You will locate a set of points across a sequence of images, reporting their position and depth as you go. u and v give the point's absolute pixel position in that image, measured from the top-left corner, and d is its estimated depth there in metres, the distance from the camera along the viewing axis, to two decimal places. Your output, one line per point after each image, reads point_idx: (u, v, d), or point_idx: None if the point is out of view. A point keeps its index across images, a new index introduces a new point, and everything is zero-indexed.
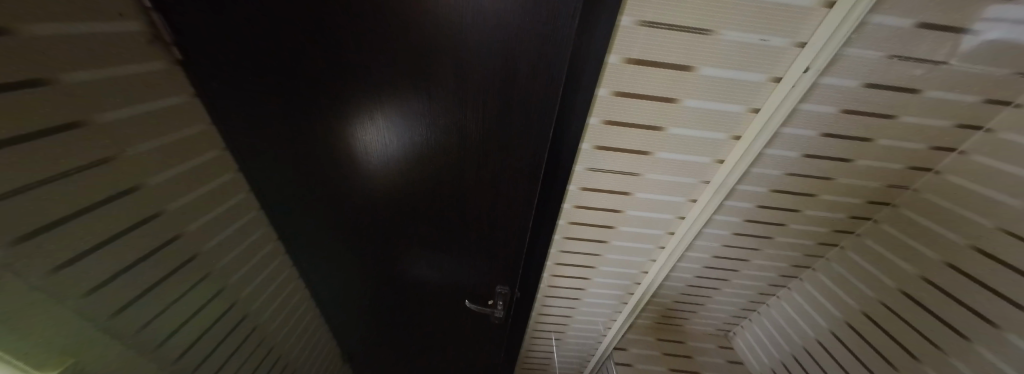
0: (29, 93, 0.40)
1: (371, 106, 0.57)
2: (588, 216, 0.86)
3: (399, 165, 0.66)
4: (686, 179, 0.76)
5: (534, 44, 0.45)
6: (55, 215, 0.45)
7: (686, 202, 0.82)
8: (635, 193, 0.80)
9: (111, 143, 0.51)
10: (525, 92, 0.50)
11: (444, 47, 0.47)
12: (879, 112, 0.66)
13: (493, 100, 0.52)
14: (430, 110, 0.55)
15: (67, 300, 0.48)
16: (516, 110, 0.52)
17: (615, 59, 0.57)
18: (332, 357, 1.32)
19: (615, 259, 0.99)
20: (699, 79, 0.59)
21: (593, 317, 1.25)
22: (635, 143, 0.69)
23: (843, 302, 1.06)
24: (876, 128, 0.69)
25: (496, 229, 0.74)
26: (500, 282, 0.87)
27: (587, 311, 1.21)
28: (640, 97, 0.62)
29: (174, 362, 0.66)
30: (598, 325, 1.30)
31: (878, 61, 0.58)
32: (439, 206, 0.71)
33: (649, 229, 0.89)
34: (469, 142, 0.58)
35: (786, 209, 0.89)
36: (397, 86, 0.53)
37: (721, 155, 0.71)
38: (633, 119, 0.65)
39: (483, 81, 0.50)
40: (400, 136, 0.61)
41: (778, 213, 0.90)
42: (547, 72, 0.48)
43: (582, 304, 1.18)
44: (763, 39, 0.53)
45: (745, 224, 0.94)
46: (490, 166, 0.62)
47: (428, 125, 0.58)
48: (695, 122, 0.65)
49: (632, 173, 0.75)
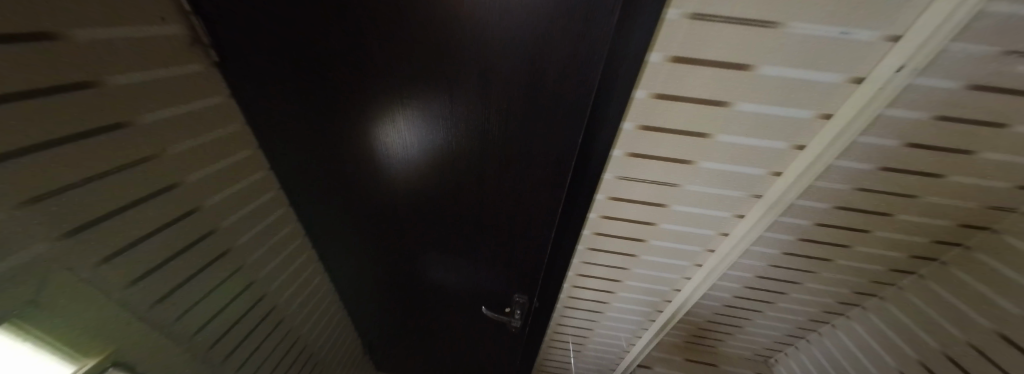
0: (78, 95, 0.42)
1: (395, 108, 0.55)
2: (615, 228, 0.80)
3: (421, 169, 0.64)
4: (733, 193, 0.69)
5: (567, 44, 0.41)
6: (104, 209, 0.47)
7: (732, 217, 0.74)
8: (672, 205, 0.73)
9: (154, 141, 0.53)
10: (554, 95, 0.46)
11: (468, 46, 0.44)
12: (987, 119, 0.55)
13: (519, 104, 0.48)
14: (454, 113, 0.53)
15: (112, 291, 0.50)
16: (544, 115, 0.49)
17: (657, 58, 0.51)
18: (355, 350, 1.36)
19: (645, 273, 0.92)
20: (759, 79, 0.52)
21: (615, 332, 1.19)
22: (675, 151, 0.63)
23: (919, 339, 0.91)
24: (979, 139, 0.58)
25: (517, 237, 0.72)
26: (518, 290, 0.84)
27: (609, 325, 1.16)
28: (683, 100, 0.56)
29: (208, 350, 0.69)
30: (620, 341, 1.23)
31: (993, 58, 0.47)
32: (460, 211, 0.69)
33: (685, 245, 0.82)
34: (493, 148, 0.56)
35: (849, 227, 0.78)
36: (420, 87, 0.51)
37: (777, 168, 0.63)
38: (673, 124, 0.59)
39: (509, 84, 0.47)
40: (422, 139, 0.59)
41: (840, 233, 0.80)
42: (580, 72, 0.44)
43: (605, 318, 1.12)
44: (845, 32, 0.45)
45: (800, 243, 0.84)
46: (513, 172, 0.59)
47: (450, 129, 0.55)
48: (749, 129, 0.58)
49: (670, 184, 0.69)
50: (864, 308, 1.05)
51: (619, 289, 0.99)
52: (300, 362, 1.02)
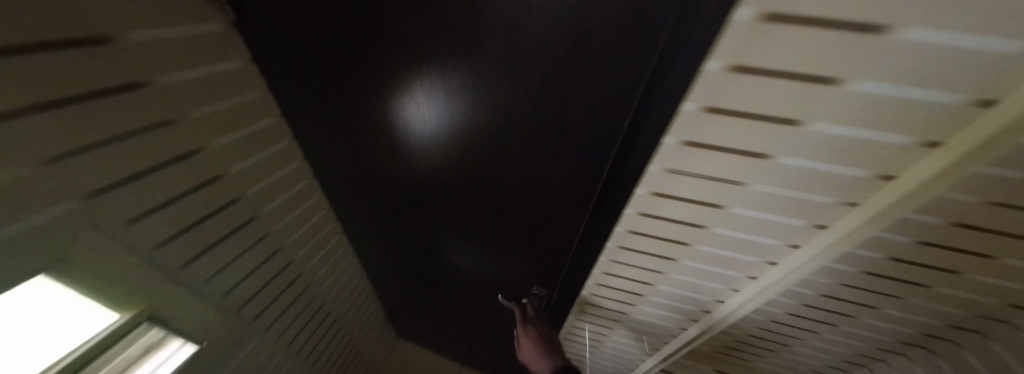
0: (115, 98, 0.39)
1: (417, 88, 0.52)
2: (640, 247, 0.68)
3: (444, 151, 0.62)
4: (766, 240, 0.55)
5: (610, 46, 0.38)
6: (142, 208, 0.46)
7: (763, 264, 0.59)
8: (712, 231, 0.58)
9: (200, 135, 0.51)
10: (593, 76, 0.41)
11: (500, 18, 0.39)
12: None
13: (550, 83, 0.44)
14: (479, 93, 0.49)
15: (159, 260, 0.50)
16: (577, 96, 0.44)
17: (746, 15, 0.30)
18: (379, 322, 1.45)
19: (659, 306, 0.81)
20: (847, 95, 0.34)
21: (620, 353, 1.11)
22: (721, 171, 0.47)
23: None
24: None
25: (540, 231, 0.72)
26: (535, 284, 0.87)
27: (614, 347, 1.08)
28: (749, 115, 0.39)
29: (254, 319, 0.74)
30: (625, 362, 1.16)
31: None
32: (483, 195, 0.68)
33: (703, 283, 0.69)
34: (520, 131, 0.52)
35: (934, 298, 0.56)
36: (448, 76, 0.49)
37: (823, 220, 0.48)
38: (729, 143, 0.44)
39: (543, 82, 0.44)
40: (446, 121, 0.56)
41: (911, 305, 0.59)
42: (629, 54, 0.38)
43: (609, 339, 1.05)
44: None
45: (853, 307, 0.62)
46: (540, 157, 0.55)
47: (477, 110, 0.52)
48: (830, 154, 0.40)
49: (717, 206, 0.53)
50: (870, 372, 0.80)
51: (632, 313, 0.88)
52: (333, 332, 1.09)
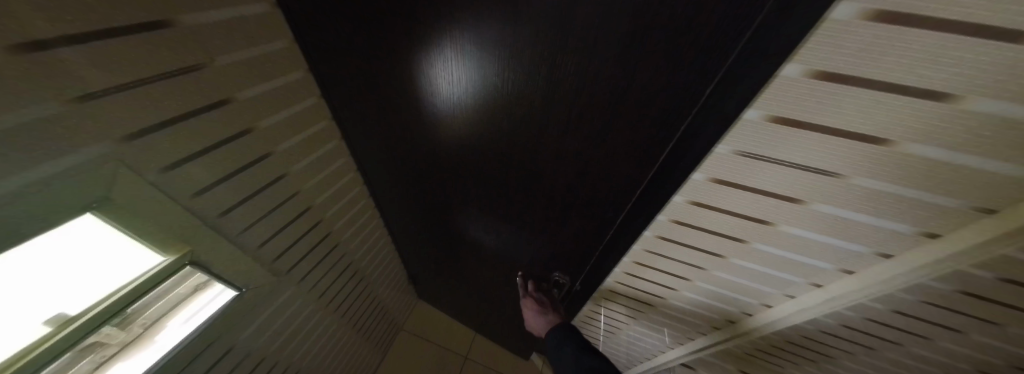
0: (125, 41, 0.35)
1: (460, 43, 0.47)
2: (683, 239, 0.64)
3: (483, 116, 0.58)
4: (849, 246, 0.49)
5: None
6: (176, 155, 0.44)
7: (836, 272, 0.54)
8: (781, 229, 0.52)
9: (226, 84, 0.48)
10: (678, 18, 0.35)
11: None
12: None
13: (620, 32, 0.38)
14: (525, 45, 0.44)
15: (190, 206, 0.49)
16: (649, 46, 0.39)
17: None
18: (402, 283, 1.52)
19: (695, 300, 0.77)
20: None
21: (640, 341, 1.10)
22: (815, 157, 0.42)
23: None
24: None
25: (573, 213, 0.69)
26: (559, 268, 0.89)
27: (633, 334, 1.07)
28: (867, 78, 0.33)
29: (286, 273, 0.76)
30: (642, 349, 1.15)
31: None
32: (519, 166, 0.64)
33: (754, 284, 0.65)
34: (573, 95, 0.47)
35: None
36: (492, 25, 0.43)
37: (927, 228, 0.42)
38: (831, 117, 0.37)
39: (609, 33, 0.39)
40: (489, 82, 0.51)
41: (990, 330, 0.51)
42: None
43: (630, 327, 1.03)
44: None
45: (925, 325, 0.56)
46: (594, 124, 0.50)
47: (524, 70, 0.47)
48: (972, 138, 0.33)
49: (793, 200, 0.48)
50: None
51: (663, 304, 0.85)
52: (359, 290, 1.14)
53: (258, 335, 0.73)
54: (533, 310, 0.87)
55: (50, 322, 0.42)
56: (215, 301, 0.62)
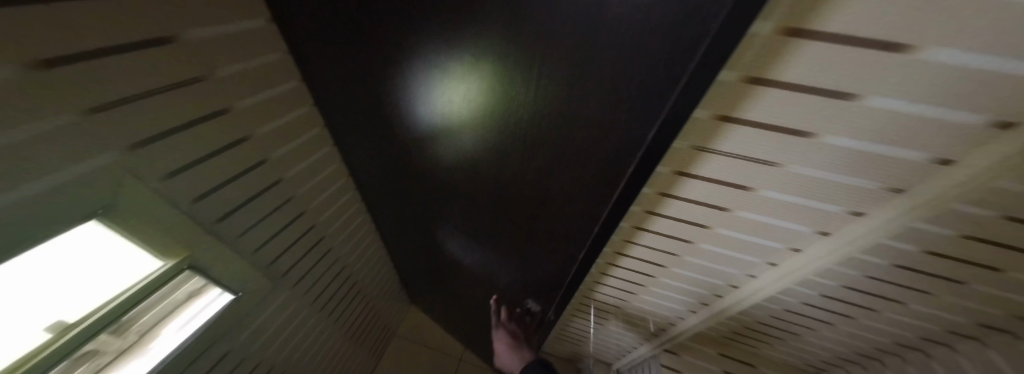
0: (133, 56, 0.36)
1: (425, 73, 0.48)
2: (656, 226, 0.65)
3: (453, 142, 0.59)
4: (795, 227, 0.51)
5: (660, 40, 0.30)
6: (177, 163, 0.44)
7: (784, 250, 0.56)
8: (735, 212, 0.54)
9: (225, 95, 0.48)
10: (613, 74, 0.35)
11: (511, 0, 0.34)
12: None
13: (564, 78, 0.38)
14: (492, 74, 0.43)
15: (194, 212, 0.48)
16: (590, 95, 0.39)
17: None
18: (394, 289, 1.50)
19: (670, 288, 0.79)
20: (911, 68, 0.31)
21: (621, 338, 1.09)
22: (758, 151, 0.44)
23: None
24: None
25: (538, 241, 0.71)
26: (532, 296, 0.90)
27: (615, 330, 1.06)
28: (795, 86, 0.36)
29: (281, 276, 0.75)
30: (622, 346, 1.14)
31: None
32: (487, 188, 0.65)
33: (721, 267, 0.66)
34: (532, 128, 0.48)
35: (985, 302, 0.51)
36: (459, 53, 0.43)
37: (859, 206, 0.44)
38: (772, 119, 0.40)
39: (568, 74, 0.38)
40: (456, 110, 0.52)
41: (950, 306, 0.54)
42: (657, 55, 0.32)
43: (611, 322, 1.02)
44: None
45: (893, 306, 0.58)
46: (548, 154, 0.50)
47: (484, 98, 0.47)
48: (886, 132, 0.36)
49: (743, 187, 0.49)
50: (884, 364, 0.75)
51: (641, 293, 0.85)
52: (351, 296, 1.12)
53: (253, 338, 0.73)
54: (507, 345, 0.93)
55: (50, 328, 0.42)
56: (214, 304, 0.62)
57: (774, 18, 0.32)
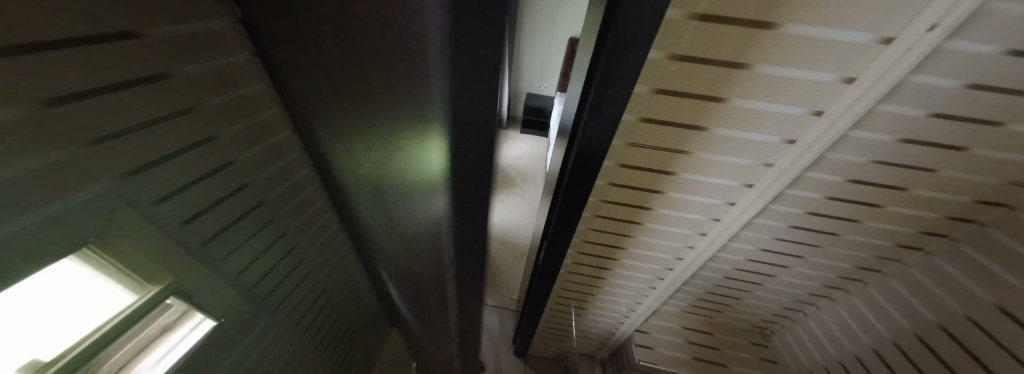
0: (142, 88, 0.38)
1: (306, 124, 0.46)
2: (610, 214, 0.70)
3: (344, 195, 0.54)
4: (710, 201, 0.61)
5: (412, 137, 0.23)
6: (168, 187, 0.46)
7: (706, 221, 0.65)
8: (668, 193, 0.61)
9: (212, 123, 0.49)
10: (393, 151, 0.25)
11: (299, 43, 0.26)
12: None
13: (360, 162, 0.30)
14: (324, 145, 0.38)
15: (181, 234, 0.50)
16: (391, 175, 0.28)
17: (676, 15, 0.40)
18: (375, 311, 1.45)
19: (628, 274, 0.87)
20: (757, 79, 0.44)
21: (595, 330, 1.15)
22: (671, 144, 0.53)
23: (828, 353, 0.80)
24: None
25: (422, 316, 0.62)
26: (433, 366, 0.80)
27: (589, 322, 1.12)
28: (681, 94, 0.47)
29: (262, 300, 0.74)
30: (596, 339, 1.20)
31: None
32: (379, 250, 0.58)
33: (664, 242, 0.73)
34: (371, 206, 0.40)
35: (857, 249, 0.65)
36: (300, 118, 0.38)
37: (751, 179, 0.55)
38: (675, 119, 0.50)
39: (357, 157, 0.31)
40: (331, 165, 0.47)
41: (840, 257, 0.68)
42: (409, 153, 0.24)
43: (587, 314, 1.08)
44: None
45: (801, 263, 0.71)
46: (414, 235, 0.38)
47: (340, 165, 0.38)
48: (753, 122, 0.48)
49: (668, 173, 0.58)
50: (793, 319, 0.89)
51: (606, 284, 0.92)
52: (331, 320, 1.09)
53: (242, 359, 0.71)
54: None
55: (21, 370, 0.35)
56: (189, 338, 0.57)
57: (661, 45, 0.43)
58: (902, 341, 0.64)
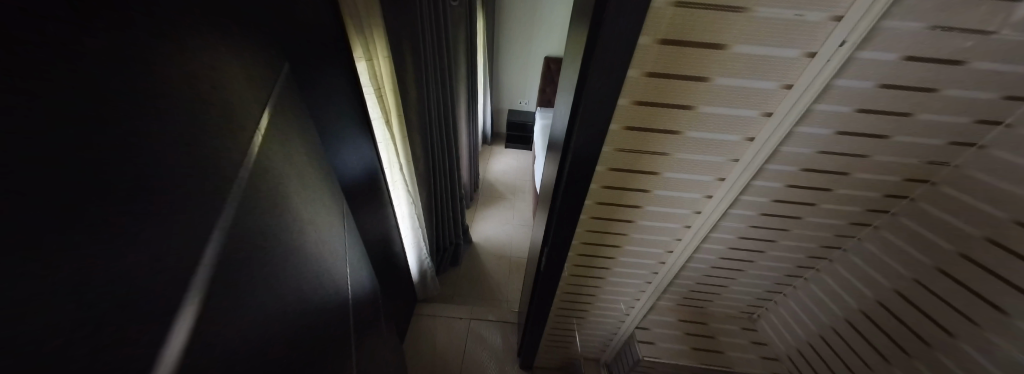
0: None
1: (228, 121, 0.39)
2: (605, 215, 0.74)
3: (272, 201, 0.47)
4: (690, 196, 0.67)
5: None
6: None
7: (690, 214, 0.72)
8: (654, 191, 0.67)
9: None
10: None
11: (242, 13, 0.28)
12: (944, 128, 0.54)
13: None
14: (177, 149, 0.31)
15: None
16: None
17: (644, 40, 0.46)
18: None
19: (623, 273, 0.91)
20: (716, 89, 0.50)
21: (595, 332, 1.17)
22: (652, 148, 0.59)
23: (805, 326, 0.88)
24: (949, 140, 0.55)
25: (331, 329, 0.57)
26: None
27: (591, 325, 1.14)
28: (654, 105, 0.53)
29: None
30: (598, 341, 1.22)
31: (940, 69, 0.47)
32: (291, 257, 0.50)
33: (654, 237, 0.79)
34: None
35: (818, 228, 0.73)
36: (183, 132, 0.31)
37: (722, 174, 0.63)
38: (652, 126, 0.56)
39: None
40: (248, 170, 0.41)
41: (806, 237, 0.75)
42: None
43: (589, 316, 1.10)
44: (800, 14, 0.41)
45: (774, 245, 0.79)
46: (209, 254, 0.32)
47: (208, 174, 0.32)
48: (719, 124, 0.54)
49: (652, 173, 0.64)
50: (775, 301, 0.97)
51: (603, 285, 0.95)
52: None
53: None
54: None
55: None
56: None
57: (633, 64, 0.48)
58: (867, 309, 0.73)
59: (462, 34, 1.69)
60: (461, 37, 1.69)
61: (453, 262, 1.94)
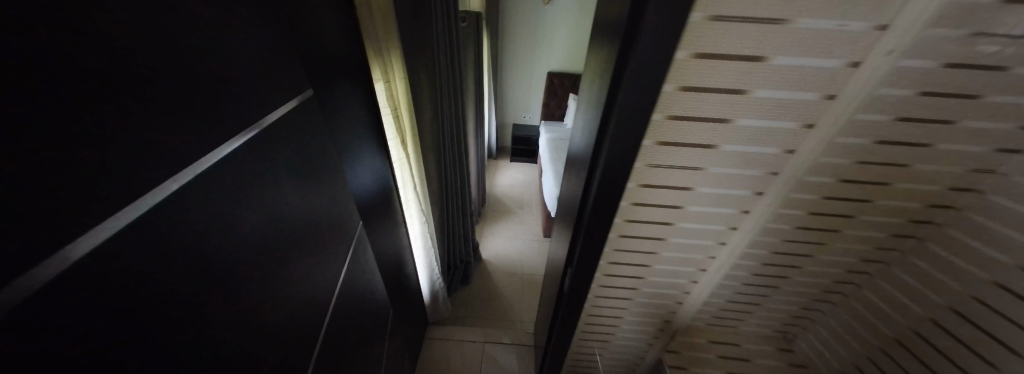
0: None
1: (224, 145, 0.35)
2: (636, 233, 0.71)
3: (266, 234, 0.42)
4: (724, 211, 0.65)
5: None
6: None
7: (725, 230, 0.69)
8: (687, 207, 0.65)
9: None
10: None
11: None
12: (991, 135, 0.52)
13: None
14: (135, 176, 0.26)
15: None
16: None
17: (683, 55, 0.45)
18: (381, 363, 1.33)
19: (651, 292, 0.87)
20: (755, 102, 0.49)
21: (620, 355, 1.11)
22: (688, 163, 0.57)
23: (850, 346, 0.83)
24: (994, 147, 0.53)
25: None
26: None
27: (615, 349, 1.08)
28: (691, 120, 0.51)
29: None
30: (622, 365, 1.16)
31: (986, 75, 0.46)
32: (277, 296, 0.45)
33: (686, 255, 0.76)
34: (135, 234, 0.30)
35: (857, 241, 0.70)
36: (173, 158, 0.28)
37: (759, 188, 0.60)
38: (689, 140, 0.54)
39: None
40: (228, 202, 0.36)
41: (846, 250, 0.72)
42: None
43: (615, 340, 1.04)
44: (843, 25, 0.41)
45: (810, 260, 0.75)
46: (156, 293, 0.27)
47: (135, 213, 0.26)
48: (757, 138, 0.53)
49: (686, 188, 0.61)
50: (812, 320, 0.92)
51: (631, 305, 0.91)
52: None
53: None
54: None
55: None
56: None
57: (669, 78, 0.47)
58: (920, 328, 0.68)
59: (471, 54, 1.74)
60: (470, 56, 1.73)
61: (464, 281, 1.89)
